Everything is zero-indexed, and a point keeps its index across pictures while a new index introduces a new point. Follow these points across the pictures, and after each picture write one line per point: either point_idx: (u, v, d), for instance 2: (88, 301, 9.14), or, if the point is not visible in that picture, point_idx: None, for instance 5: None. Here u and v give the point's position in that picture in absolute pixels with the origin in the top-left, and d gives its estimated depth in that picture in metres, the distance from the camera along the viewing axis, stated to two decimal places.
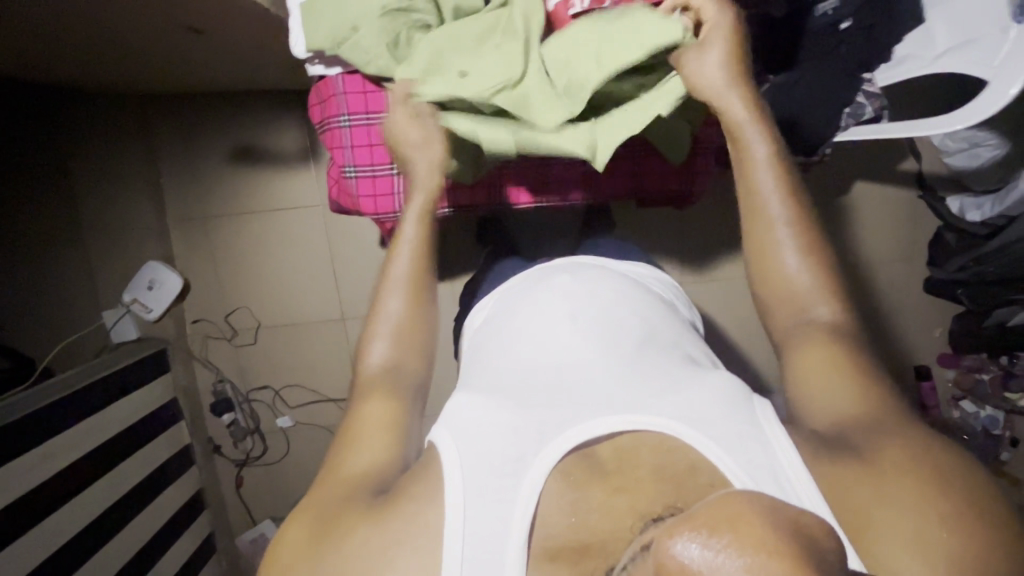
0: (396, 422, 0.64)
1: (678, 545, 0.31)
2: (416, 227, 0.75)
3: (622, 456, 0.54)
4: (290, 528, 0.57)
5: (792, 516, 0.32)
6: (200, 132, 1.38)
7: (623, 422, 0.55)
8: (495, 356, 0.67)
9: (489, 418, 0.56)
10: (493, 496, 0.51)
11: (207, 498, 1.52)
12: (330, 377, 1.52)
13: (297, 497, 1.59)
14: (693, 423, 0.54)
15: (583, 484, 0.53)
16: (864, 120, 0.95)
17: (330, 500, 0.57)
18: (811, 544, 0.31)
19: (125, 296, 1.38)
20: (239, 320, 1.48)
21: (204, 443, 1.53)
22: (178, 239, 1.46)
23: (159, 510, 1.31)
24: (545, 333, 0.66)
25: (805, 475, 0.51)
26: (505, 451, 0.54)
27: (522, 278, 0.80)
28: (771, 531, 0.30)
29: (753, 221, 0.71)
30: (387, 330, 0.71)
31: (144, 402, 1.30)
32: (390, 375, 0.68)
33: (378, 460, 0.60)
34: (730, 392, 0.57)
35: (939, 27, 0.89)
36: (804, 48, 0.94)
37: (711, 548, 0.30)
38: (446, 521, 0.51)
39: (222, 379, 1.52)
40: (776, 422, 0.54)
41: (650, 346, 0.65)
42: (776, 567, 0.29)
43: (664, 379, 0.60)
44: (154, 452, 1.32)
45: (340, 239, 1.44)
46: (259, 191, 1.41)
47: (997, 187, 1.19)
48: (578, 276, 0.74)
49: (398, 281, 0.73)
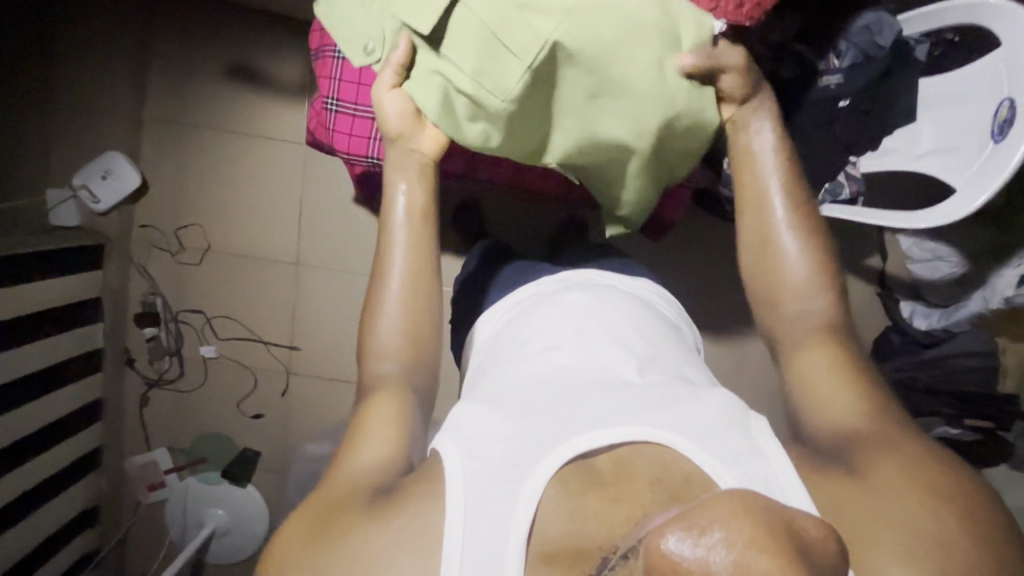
0: (400, 419, 0.67)
1: (669, 542, 0.37)
2: (419, 196, 0.78)
3: (620, 467, 0.56)
4: (296, 522, 0.59)
5: (779, 518, 0.38)
6: (204, 37, 1.33)
7: (620, 434, 0.57)
8: (503, 368, 0.70)
9: (491, 426, 0.59)
10: (493, 500, 0.53)
11: (105, 410, 1.45)
12: (268, 319, 1.46)
13: (198, 432, 1.51)
14: (692, 436, 0.57)
15: (579, 493, 0.54)
16: (840, 200, 0.96)
17: (333, 499, 0.60)
18: (788, 540, 0.37)
19: (74, 179, 1.30)
20: (189, 237, 1.41)
21: (118, 352, 1.46)
22: (148, 139, 1.37)
23: (47, 408, 1.25)
24: (553, 352, 0.69)
25: (798, 487, 0.55)
26: (505, 457, 0.56)
27: (534, 291, 0.83)
28: (758, 529, 0.36)
29: (761, 253, 0.77)
30: (385, 322, 0.74)
31: (61, 293, 1.24)
32: (397, 373, 0.73)
33: (382, 457, 0.63)
34: (728, 409, 0.61)
35: (927, 129, 0.91)
36: (800, 114, 0.90)
37: (699, 545, 0.36)
38: (447, 522, 0.53)
39: (155, 292, 1.43)
40: (773, 440, 0.58)
41: (651, 369, 0.67)
42: (766, 564, 0.35)
43: (663, 395, 0.62)
44: (59, 347, 1.26)
45: (315, 184, 1.40)
46: (247, 112, 1.36)
47: (948, 303, 1.32)
48: (589, 294, 0.77)
49: (397, 250, 0.76)
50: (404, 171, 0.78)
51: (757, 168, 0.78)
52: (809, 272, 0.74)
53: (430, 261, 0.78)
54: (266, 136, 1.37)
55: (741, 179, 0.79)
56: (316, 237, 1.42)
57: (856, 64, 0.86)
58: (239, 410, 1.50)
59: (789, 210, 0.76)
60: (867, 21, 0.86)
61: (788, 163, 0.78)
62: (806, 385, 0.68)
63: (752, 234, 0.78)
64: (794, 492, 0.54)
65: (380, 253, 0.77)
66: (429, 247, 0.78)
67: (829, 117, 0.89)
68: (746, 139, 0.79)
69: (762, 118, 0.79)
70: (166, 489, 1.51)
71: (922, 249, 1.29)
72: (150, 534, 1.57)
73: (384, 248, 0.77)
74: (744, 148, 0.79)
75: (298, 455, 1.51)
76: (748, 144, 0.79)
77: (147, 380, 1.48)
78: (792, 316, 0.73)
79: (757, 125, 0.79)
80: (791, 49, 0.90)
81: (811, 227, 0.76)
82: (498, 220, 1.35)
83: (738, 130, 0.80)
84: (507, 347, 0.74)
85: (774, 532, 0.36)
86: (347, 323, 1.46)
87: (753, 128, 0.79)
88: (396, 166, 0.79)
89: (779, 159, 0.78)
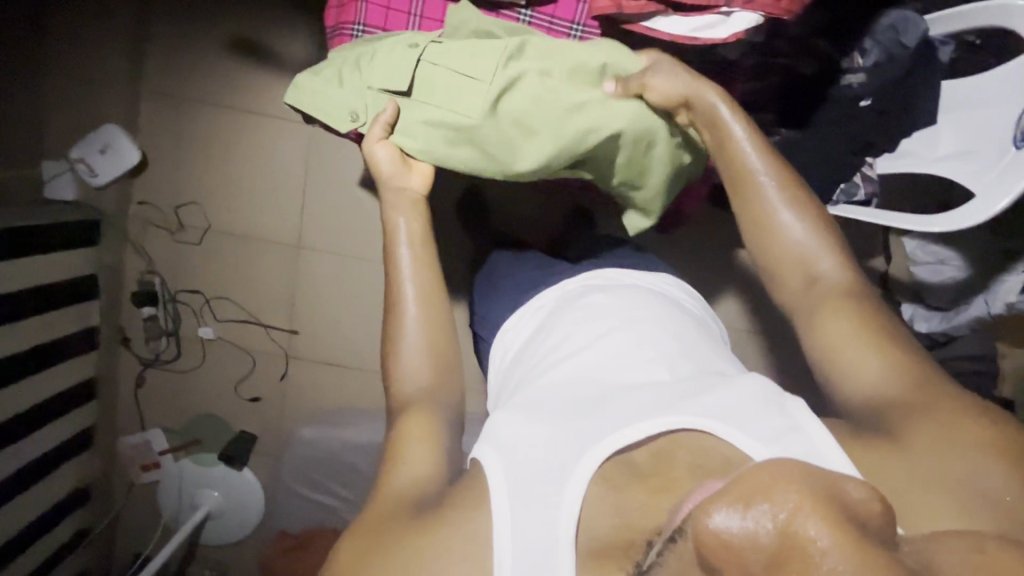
0: (430, 433, 0.70)
1: (715, 518, 0.38)
2: (415, 226, 0.84)
3: (658, 460, 0.57)
4: (347, 543, 0.62)
5: (824, 488, 0.38)
6: (207, 9, 1.29)
7: (654, 429, 0.58)
8: (536, 372, 0.71)
9: (527, 430, 0.61)
10: (538, 503, 0.55)
11: (99, 389, 1.43)
12: (268, 302, 1.43)
13: (193, 413, 1.49)
14: (727, 420, 0.57)
15: (621, 488, 0.56)
16: (854, 202, 0.96)
17: (378, 518, 0.62)
18: (835, 502, 0.37)
19: (72, 153, 1.28)
20: (189, 215, 1.38)
21: (112, 330, 1.43)
22: (146, 114, 1.34)
23: (40, 385, 1.23)
24: (582, 353, 0.70)
25: (836, 453, 0.55)
26: (546, 461, 0.57)
27: (560, 293, 0.83)
28: (804, 494, 0.37)
29: (763, 229, 0.77)
30: (406, 343, 0.78)
31: (55, 269, 1.21)
32: (422, 393, 0.75)
33: (422, 473, 0.65)
34: (762, 391, 0.61)
35: (946, 133, 0.89)
36: (822, 111, 0.91)
37: (743, 516, 0.37)
38: (495, 525, 0.55)
39: (152, 271, 1.41)
40: (810, 415, 0.58)
41: (682, 360, 0.67)
42: (819, 528, 0.36)
43: (695, 384, 0.63)
44: (52, 324, 1.23)
45: (319, 166, 1.37)
46: (251, 89, 1.32)
47: (948, 307, 1.31)
48: (613, 294, 0.78)
49: (406, 277, 0.80)
50: (401, 213, 0.84)
51: (737, 154, 0.78)
52: (821, 236, 0.75)
53: (437, 284, 0.81)
54: (270, 115, 1.33)
55: (723, 163, 0.80)
56: (319, 220, 1.39)
57: (879, 63, 0.87)
58: (235, 393, 1.48)
59: (780, 179, 0.77)
60: (893, 20, 0.86)
61: (762, 142, 0.79)
62: (831, 355, 0.68)
63: (745, 214, 0.78)
64: (834, 456, 0.55)
65: (391, 279, 0.81)
66: (434, 272, 0.82)
67: (851, 115, 0.89)
68: (714, 125, 0.79)
69: (726, 115, 0.79)
70: (161, 470, 1.50)
71: (926, 252, 1.29)
72: (143, 515, 1.56)
73: (395, 277, 0.81)
74: (721, 140, 0.79)
75: (295, 440, 1.49)
76: (721, 136, 0.79)
77: (143, 359, 1.46)
78: (804, 282, 0.74)
79: (715, 107, 0.79)
80: (814, 45, 0.88)
81: (805, 195, 0.77)
82: (504, 209, 1.33)
83: (705, 122, 0.80)
84: (541, 350, 0.75)
85: (823, 500, 0.37)
86: (348, 308, 1.44)
87: (713, 113, 0.79)
88: (395, 207, 0.84)
89: (755, 135, 0.79)
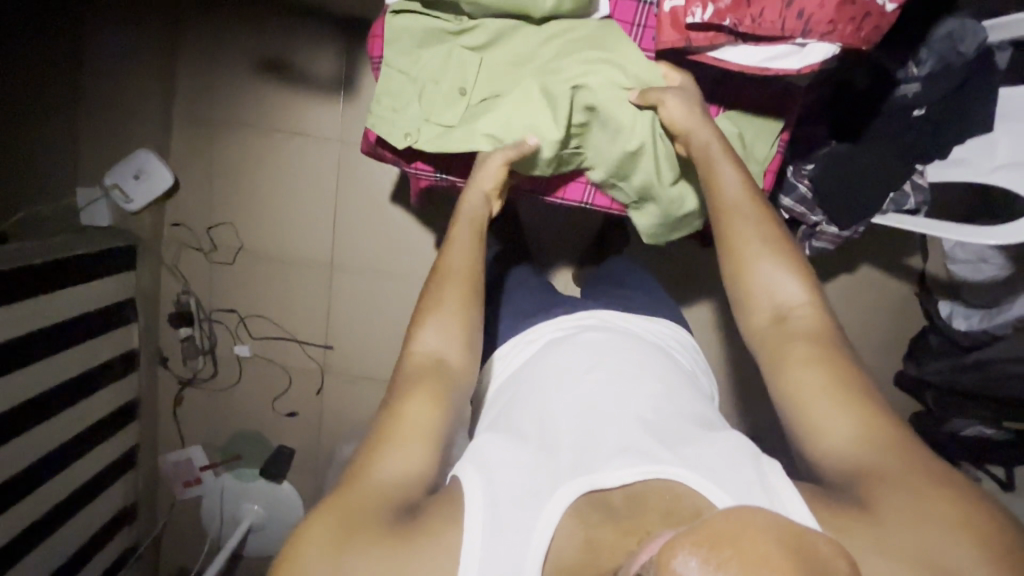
0: (431, 426, 0.63)
1: (680, 560, 0.40)
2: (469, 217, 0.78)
3: (633, 500, 0.56)
4: (314, 524, 0.58)
5: (788, 536, 0.41)
6: (234, 29, 1.28)
7: (635, 472, 0.57)
8: (522, 396, 0.71)
9: (510, 455, 0.61)
10: (510, 528, 0.55)
11: (141, 408, 1.45)
12: (302, 319, 1.44)
13: (232, 429, 1.51)
14: (704, 473, 0.57)
15: (593, 523, 0.55)
16: (902, 211, 0.95)
17: (356, 509, 0.58)
18: (805, 556, 0.40)
19: (106, 179, 1.29)
20: (220, 235, 1.39)
21: (151, 350, 1.45)
22: (177, 136, 1.34)
23: (87, 410, 1.25)
24: (572, 381, 0.69)
25: (803, 514, 0.55)
26: (524, 488, 0.57)
27: (548, 327, 0.82)
28: (770, 543, 0.39)
29: (733, 258, 0.72)
30: (436, 321, 0.70)
31: (96, 297, 1.23)
32: (436, 367, 0.68)
33: (410, 469, 0.61)
34: (739, 450, 0.60)
35: (1004, 139, 0.88)
36: (875, 125, 0.91)
37: (710, 564, 0.39)
38: (465, 544, 0.55)
39: (187, 291, 1.42)
40: (786, 480, 0.58)
41: (671, 401, 0.67)
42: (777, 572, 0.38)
43: (680, 430, 0.63)
44: (95, 350, 1.25)
45: (349, 183, 1.36)
46: (279, 108, 1.32)
47: (988, 305, 1.26)
48: (605, 333, 0.76)
49: (449, 270, 0.74)
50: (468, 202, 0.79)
51: (721, 194, 0.74)
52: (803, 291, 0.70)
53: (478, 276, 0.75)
54: (298, 133, 1.33)
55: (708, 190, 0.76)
56: (350, 237, 1.39)
57: (934, 73, 0.86)
58: (273, 408, 1.49)
59: (765, 225, 0.73)
60: (949, 28, 0.85)
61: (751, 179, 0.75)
62: (798, 408, 0.64)
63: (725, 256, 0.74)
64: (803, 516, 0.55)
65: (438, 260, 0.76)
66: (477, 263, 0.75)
67: (902, 128, 0.89)
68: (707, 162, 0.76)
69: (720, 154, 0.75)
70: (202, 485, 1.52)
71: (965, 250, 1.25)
72: (186, 529, 1.59)
73: (439, 266, 0.75)
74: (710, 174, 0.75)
75: (333, 454, 1.51)
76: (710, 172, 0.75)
77: (181, 379, 1.48)
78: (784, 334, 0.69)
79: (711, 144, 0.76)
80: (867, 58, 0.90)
81: (789, 245, 0.72)
82: (538, 220, 1.32)
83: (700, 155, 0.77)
84: (525, 376, 0.74)
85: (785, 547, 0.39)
86: (382, 323, 1.44)
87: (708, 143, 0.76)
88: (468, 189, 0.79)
89: (742, 176, 0.75)
